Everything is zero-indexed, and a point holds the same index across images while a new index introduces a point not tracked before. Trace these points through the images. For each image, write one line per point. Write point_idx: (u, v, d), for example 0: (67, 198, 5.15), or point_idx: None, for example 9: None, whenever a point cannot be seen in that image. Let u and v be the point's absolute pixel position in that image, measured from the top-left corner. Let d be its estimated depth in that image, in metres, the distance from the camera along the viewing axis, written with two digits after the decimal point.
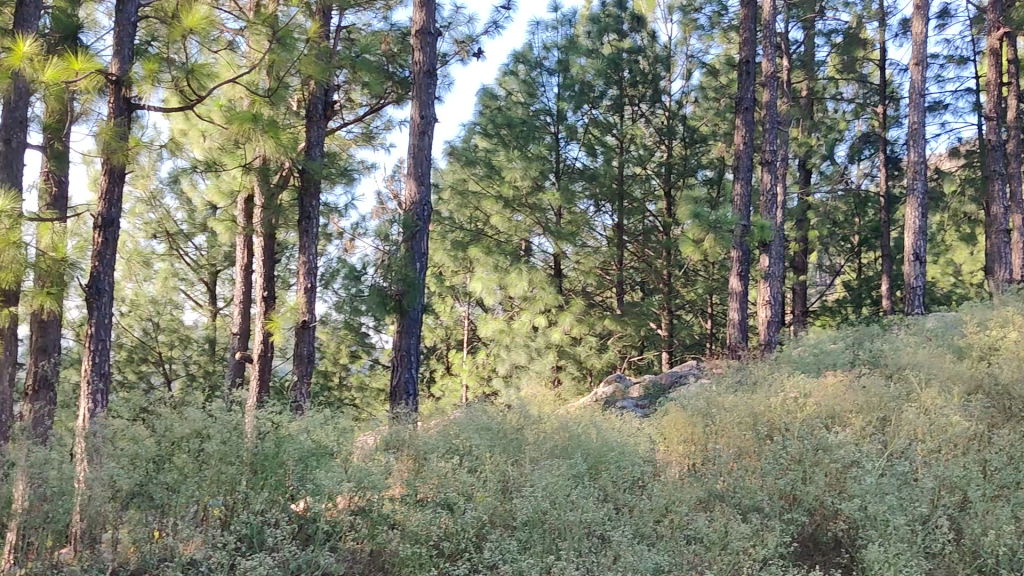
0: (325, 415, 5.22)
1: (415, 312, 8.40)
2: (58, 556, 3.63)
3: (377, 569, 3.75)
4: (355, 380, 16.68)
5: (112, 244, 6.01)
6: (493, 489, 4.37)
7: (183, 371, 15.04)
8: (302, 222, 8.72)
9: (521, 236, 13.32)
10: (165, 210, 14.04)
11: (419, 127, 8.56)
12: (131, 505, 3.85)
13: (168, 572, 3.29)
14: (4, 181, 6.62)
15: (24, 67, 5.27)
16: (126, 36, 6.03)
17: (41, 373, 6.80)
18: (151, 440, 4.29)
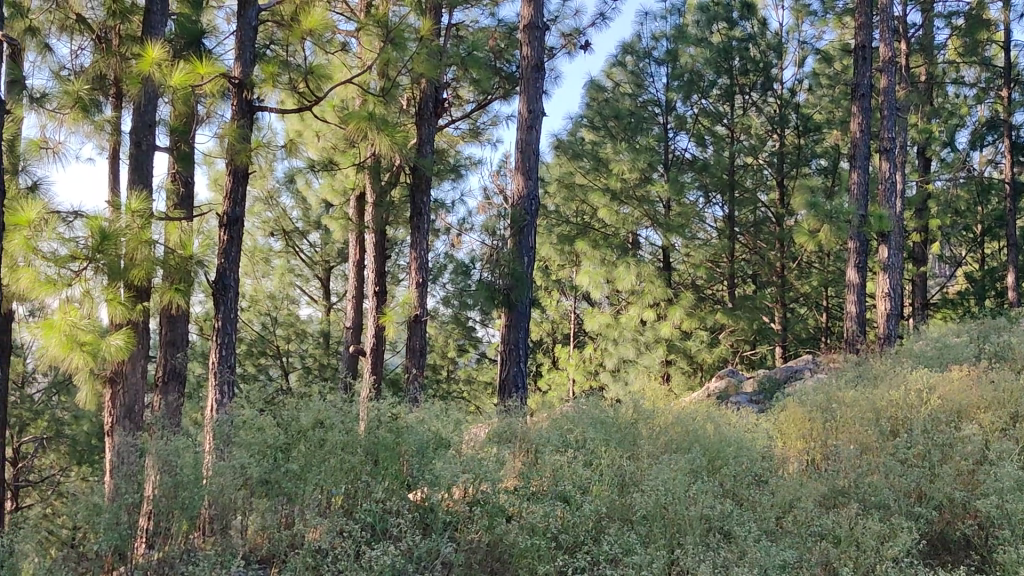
0: (440, 407, 5.32)
1: (525, 305, 8.43)
2: (191, 541, 3.78)
3: (495, 560, 3.72)
4: (463, 374, 16.73)
5: (237, 241, 6.37)
6: (611, 482, 4.36)
7: (299, 364, 15.48)
8: (414, 218, 8.84)
9: (629, 229, 13.25)
10: (282, 209, 14.35)
11: (527, 122, 8.57)
12: (260, 492, 3.99)
13: (299, 557, 3.40)
14: (136, 183, 7.04)
15: (154, 72, 5.52)
16: (247, 40, 6.33)
17: (170, 365, 7.01)
18: (277, 429, 4.44)
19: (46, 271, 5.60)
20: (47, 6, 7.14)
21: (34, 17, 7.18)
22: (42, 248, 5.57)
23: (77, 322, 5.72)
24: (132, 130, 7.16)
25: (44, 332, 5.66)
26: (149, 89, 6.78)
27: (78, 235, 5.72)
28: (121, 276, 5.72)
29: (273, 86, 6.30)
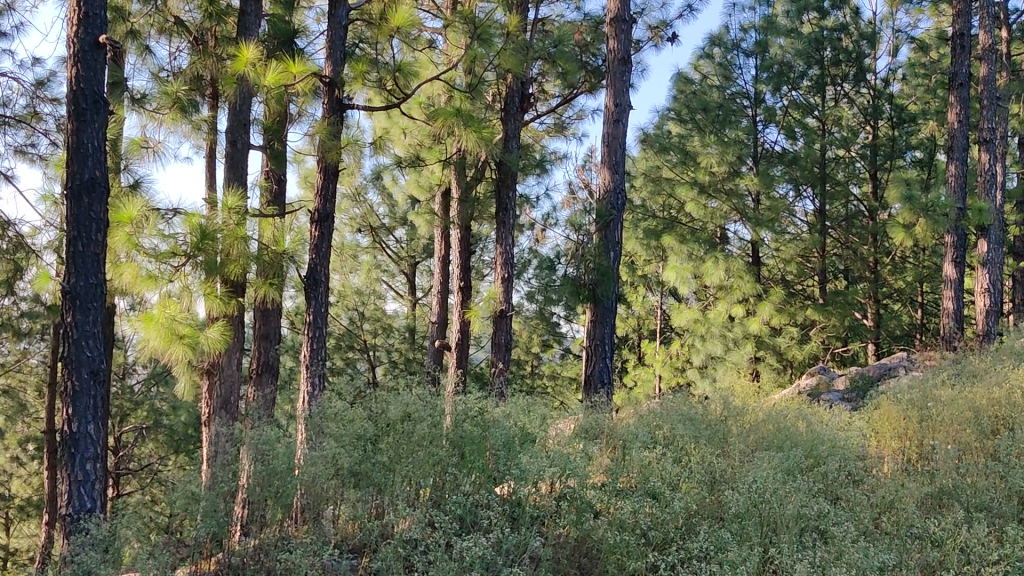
0: (526, 401, 5.34)
1: (611, 301, 8.39)
2: (286, 529, 3.86)
3: (583, 555, 3.73)
4: (547, 369, 16.75)
5: (328, 237, 6.54)
6: (702, 480, 4.32)
7: (385, 358, 15.68)
8: (499, 213, 8.87)
9: (716, 223, 13.09)
10: (368, 206, 14.49)
11: (614, 115, 8.51)
12: (351, 483, 4.07)
13: (391, 548, 3.46)
14: (230, 181, 7.21)
15: (249, 72, 5.67)
16: (338, 38, 6.45)
17: (264, 358, 7.19)
18: (367, 421, 4.51)
19: (147, 266, 5.81)
20: (145, 10, 7.41)
21: (134, 21, 7.44)
22: (143, 244, 5.77)
23: (176, 315, 5.89)
24: (227, 129, 7.33)
25: (144, 324, 5.81)
26: (244, 89, 6.96)
27: (177, 232, 5.92)
28: (217, 272, 5.92)
29: (362, 83, 6.40)
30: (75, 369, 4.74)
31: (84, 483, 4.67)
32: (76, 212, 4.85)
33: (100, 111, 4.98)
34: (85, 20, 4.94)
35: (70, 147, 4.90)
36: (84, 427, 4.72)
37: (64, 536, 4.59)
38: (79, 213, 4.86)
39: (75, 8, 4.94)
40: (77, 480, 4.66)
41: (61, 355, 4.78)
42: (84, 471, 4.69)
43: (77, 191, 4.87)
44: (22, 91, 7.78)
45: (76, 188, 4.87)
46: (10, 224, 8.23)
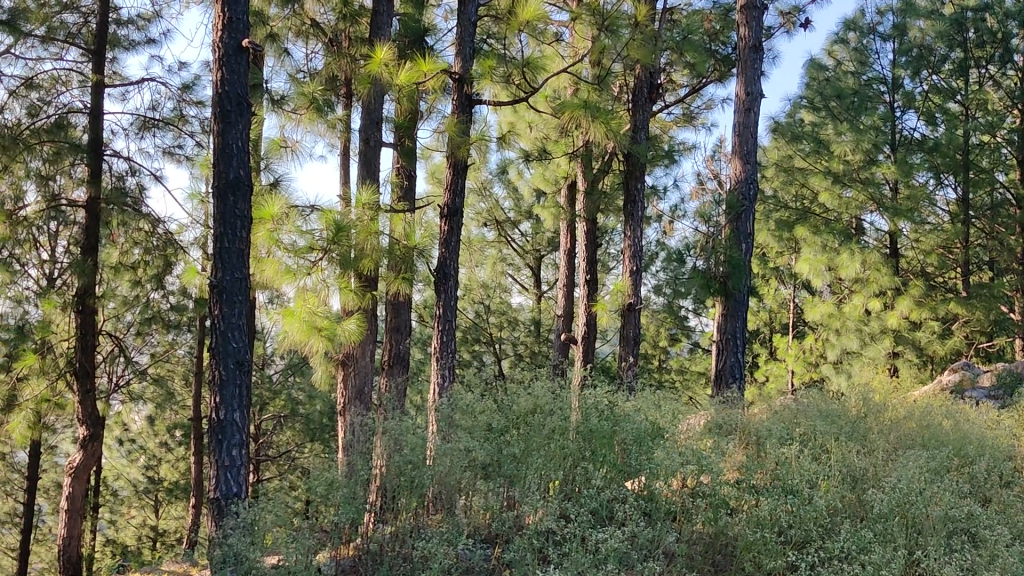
0: (657, 396, 5.31)
1: (742, 294, 8.24)
2: (421, 519, 3.94)
3: (718, 552, 3.69)
4: (675, 363, 16.55)
5: (458, 231, 6.70)
6: (842, 479, 4.20)
7: (512, 351, 15.79)
8: (627, 205, 8.81)
9: (852, 213, 12.69)
10: (494, 200, 14.77)
11: (745, 104, 8.34)
12: (484, 474, 4.12)
13: (527, 539, 3.49)
14: (363, 177, 7.39)
15: (381, 71, 5.81)
16: (468, 35, 6.60)
17: (395, 350, 7.30)
18: (498, 414, 4.57)
19: (286, 261, 6.04)
20: (282, 14, 7.65)
21: (273, 24, 7.74)
22: (283, 240, 5.99)
23: (315, 309, 6.00)
24: (361, 127, 7.52)
25: (285, 317, 5.97)
26: (378, 87, 7.15)
27: (314, 227, 6.13)
28: (352, 267, 6.16)
29: (491, 78, 6.49)
30: (222, 359, 4.96)
31: (231, 468, 4.88)
32: (222, 210, 5.07)
33: (244, 113, 5.19)
34: (230, 25, 5.15)
35: (217, 148, 5.13)
36: (231, 414, 4.93)
37: (215, 518, 4.83)
38: (226, 211, 5.08)
39: (220, 14, 5.17)
40: (223, 466, 4.88)
41: (209, 346, 5.01)
42: (231, 457, 4.90)
43: (223, 189, 5.09)
44: (170, 96, 8.20)
45: (222, 186, 5.09)
46: (160, 222, 8.72)
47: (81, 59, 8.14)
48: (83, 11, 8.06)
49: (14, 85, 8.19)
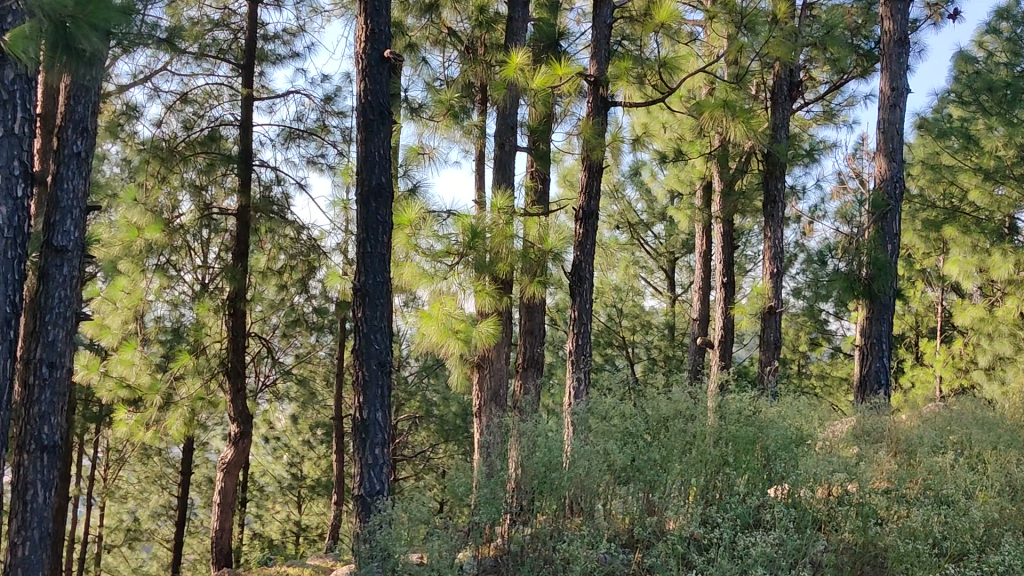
0: (803, 402, 5.19)
1: (889, 297, 7.96)
2: (562, 521, 3.98)
3: (868, 562, 3.58)
4: (815, 368, 16.11)
5: (593, 234, 6.70)
6: (1002, 490, 4.01)
7: (645, 355, 15.68)
8: (766, 206, 8.62)
9: (1005, 212, 12.12)
10: (627, 202, 14.70)
11: (890, 100, 8.05)
12: (625, 478, 4.12)
13: (668, 544, 3.46)
14: (498, 182, 7.46)
15: (517, 77, 5.88)
16: (603, 37, 6.59)
17: (530, 352, 7.33)
18: (639, 418, 4.56)
19: (423, 266, 6.17)
20: (421, 23, 7.86)
21: (411, 34, 7.94)
22: (421, 245, 6.16)
23: (452, 312, 6.16)
24: (496, 132, 7.61)
25: (423, 320, 6.15)
26: (513, 92, 7.28)
27: (450, 232, 6.28)
28: (488, 271, 6.21)
29: (627, 79, 6.50)
30: (365, 360, 5.12)
31: (374, 467, 5.02)
32: (366, 216, 5.23)
33: (386, 122, 5.34)
34: (372, 37, 5.32)
35: (361, 156, 5.30)
36: (374, 414, 5.07)
37: (359, 515, 4.96)
38: (369, 217, 5.23)
39: (363, 26, 5.34)
40: (367, 464, 5.02)
41: (353, 347, 5.17)
42: (375, 455, 5.04)
43: (366, 196, 5.26)
44: (313, 107, 8.50)
45: (365, 193, 5.26)
46: (304, 228, 9.05)
47: (231, 74, 8.53)
48: (233, 28, 8.45)
49: (170, 99, 8.66)
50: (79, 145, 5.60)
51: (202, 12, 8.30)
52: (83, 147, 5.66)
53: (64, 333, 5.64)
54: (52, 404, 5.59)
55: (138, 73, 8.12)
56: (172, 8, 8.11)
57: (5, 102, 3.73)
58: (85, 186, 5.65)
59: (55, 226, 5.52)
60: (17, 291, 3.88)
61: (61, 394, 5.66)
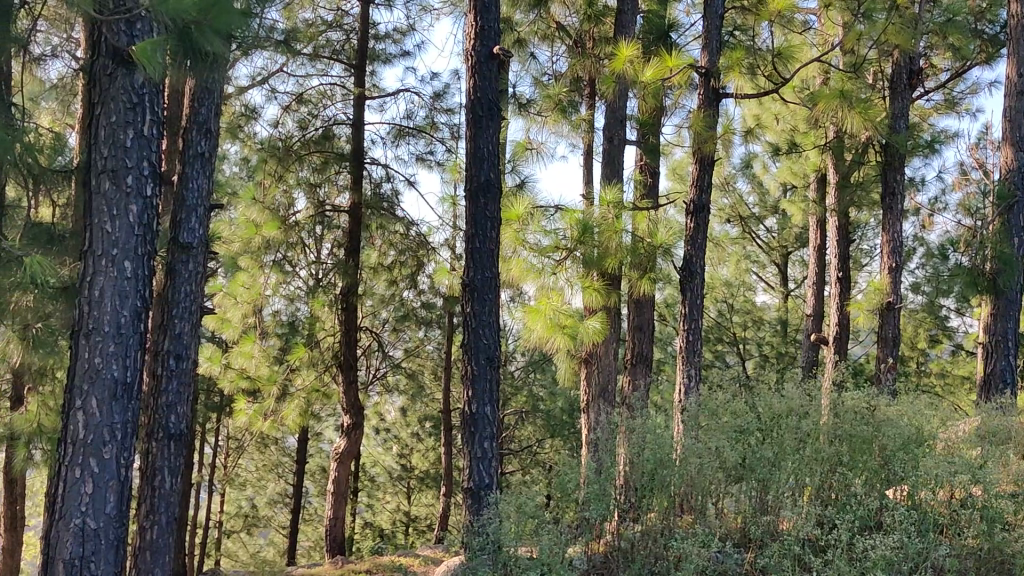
0: (923, 401, 5.03)
1: (1015, 293, 7.61)
2: (672, 519, 3.96)
3: (994, 569, 3.46)
4: (936, 366, 15.50)
5: (704, 229, 6.62)
6: None
7: (756, 351, 15.37)
8: (885, 198, 8.35)
9: None
10: (738, 195, 14.44)
11: (1017, 87, 7.68)
12: (736, 476, 4.07)
13: (782, 545, 3.42)
14: (607, 175, 7.43)
15: (626, 69, 5.88)
16: (714, 28, 6.50)
17: (638, 348, 7.27)
18: (752, 416, 4.50)
19: (531, 260, 6.28)
20: (529, 19, 7.89)
21: (519, 29, 7.98)
22: (528, 239, 6.25)
23: (558, 306, 6.10)
24: (605, 127, 7.58)
25: (530, 316, 6.09)
26: (622, 86, 7.25)
27: (558, 227, 6.30)
28: (596, 266, 6.17)
29: (739, 70, 6.35)
30: (474, 355, 5.16)
31: (483, 460, 5.04)
32: (474, 212, 5.29)
33: (495, 117, 5.37)
34: (482, 33, 5.37)
35: (470, 151, 5.36)
36: (482, 408, 5.11)
37: (470, 508, 5.01)
38: (477, 213, 5.29)
39: (473, 23, 5.40)
40: (476, 457, 5.05)
41: (462, 342, 5.23)
42: (483, 449, 5.06)
43: (475, 192, 5.31)
44: (423, 105, 8.62)
45: (474, 189, 5.31)
46: (413, 224, 9.20)
47: (343, 74, 8.73)
48: (345, 29, 8.63)
49: (286, 100, 8.91)
50: (203, 146, 5.82)
51: (316, 14, 8.51)
52: (207, 148, 5.89)
53: (190, 326, 5.87)
54: (178, 395, 5.82)
55: (256, 76, 8.38)
56: (288, 11, 8.35)
57: (135, 106, 3.90)
58: (209, 185, 5.87)
59: (181, 224, 5.76)
60: (148, 286, 4.03)
61: (186, 384, 5.89)
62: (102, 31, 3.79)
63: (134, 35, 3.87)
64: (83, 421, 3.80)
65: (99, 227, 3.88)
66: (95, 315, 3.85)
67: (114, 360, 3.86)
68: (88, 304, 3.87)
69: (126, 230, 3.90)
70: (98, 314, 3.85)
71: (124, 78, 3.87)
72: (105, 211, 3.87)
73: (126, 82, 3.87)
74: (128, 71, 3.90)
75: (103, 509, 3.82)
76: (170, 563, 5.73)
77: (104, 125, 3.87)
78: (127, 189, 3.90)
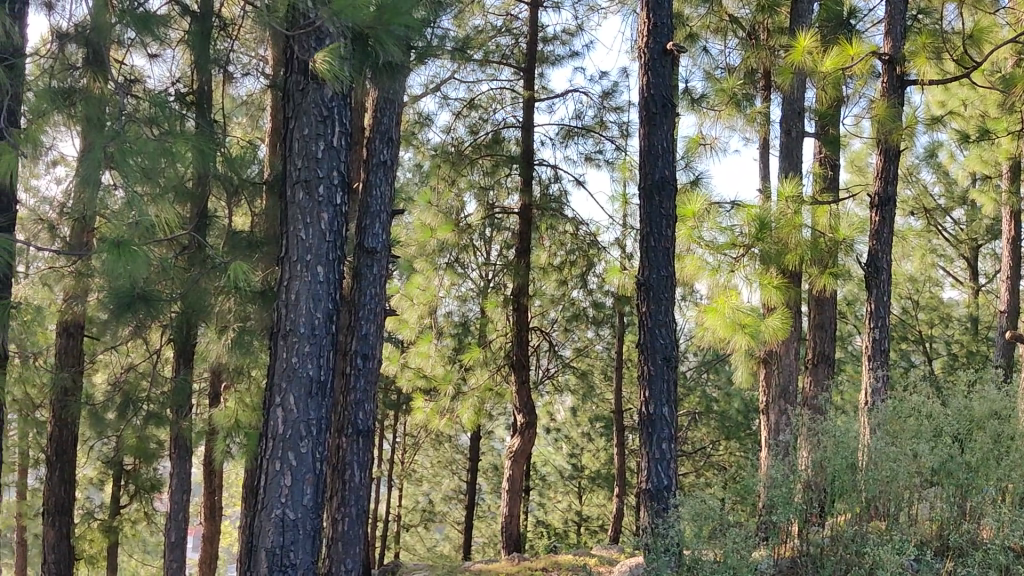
0: None
1: None
2: (865, 525, 3.83)
3: None
4: None
5: (890, 222, 6.37)
6: None
7: (945, 350, 14.63)
8: None
9: None
10: (922, 186, 13.76)
11: None
12: (933, 482, 3.92)
13: (993, 556, 3.27)
14: (784, 169, 7.23)
15: (805, 59, 5.83)
16: (899, 12, 6.24)
17: (820, 347, 7.02)
18: (947, 419, 4.31)
19: (708, 258, 6.20)
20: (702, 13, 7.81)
21: (691, 24, 7.90)
22: (704, 237, 6.23)
23: (737, 305, 5.99)
24: (781, 120, 7.37)
25: (709, 315, 6.01)
26: (799, 78, 7.04)
27: (734, 224, 6.25)
28: (776, 262, 6.01)
29: (926, 55, 6.06)
30: (650, 355, 5.12)
31: (661, 461, 4.98)
32: (649, 210, 5.27)
33: (669, 114, 5.32)
34: (654, 30, 5.34)
35: (644, 149, 5.34)
36: (660, 409, 5.05)
37: (649, 509, 4.96)
38: (653, 211, 5.26)
39: (645, 21, 5.38)
40: (654, 458, 4.99)
41: (639, 342, 5.20)
42: (661, 450, 5.00)
43: (649, 190, 5.28)
44: (592, 104, 8.64)
45: (649, 187, 5.29)
46: (583, 223, 9.24)
47: (513, 77, 8.86)
48: (514, 33, 8.76)
49: (458, 106, 9.14)
50: (385, 154, 6.05)
51: (486, 20, 8.68)
52: (388, 156, 6.11)
53: (375, 327, 6.11)
54: (366, 393, 6.06)
55: (429, 83, 8.61)
56: (459, 18, 8.56)
57: (325, 119, 4.08)
58: (391, 191, 6.09)
59: (367, 229, 6.00)
60: (338, 289, 4.20)
61: (373, 382, 6.12)
62: (294, 47, 3.99)
63: (323, 51, 4.05)
64: (282, 417, 4.02)
65: (294, 235, 4.08)
66: (292, 317, 4.06)
67: (310, 360, 4.06)
68: (285, 307, 4.08)
69: (318, 236, 4.09)
70: (295, 316, 4.06)
71: (315, 92, 4.06)
72: (299, 219, 4.07)
73: (317, 96, 4.06)
74: (318, 85, 4.09)
75: (301, 500, 4.02)
76: (361, 555, 5.96)
77: (298, 138, 4.08)
78: (319, 198, 4.09)
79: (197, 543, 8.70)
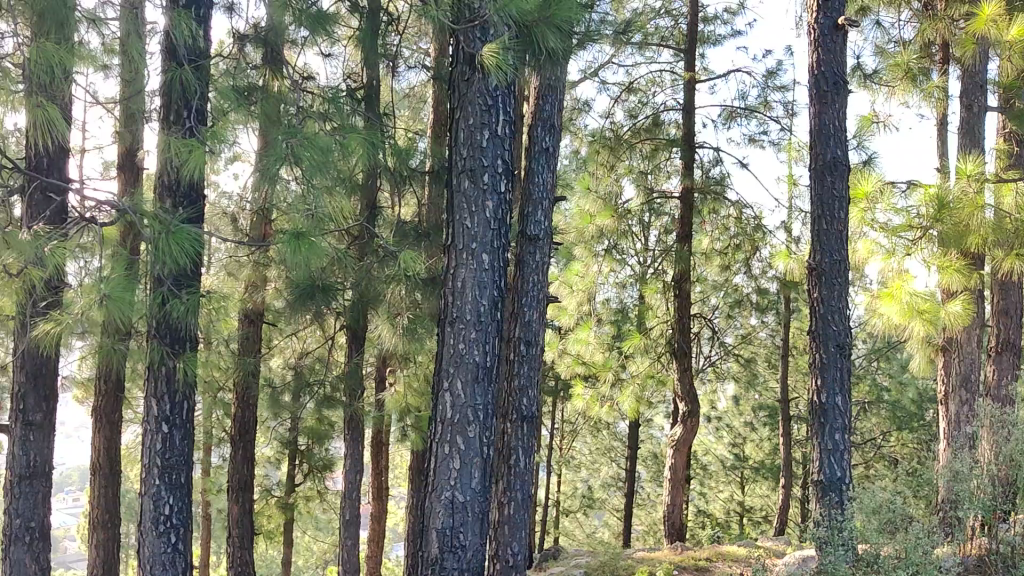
0: None
1: None
2: None
3: None
4: None
5: None
6: None
7: None
8: None
9: None
10: None
11: None
12: None
13: None
14: (964, 146, 6.85)
15: (989, 29, 5.49)
16: None
17: (1006, 334, 6.61)
18: None
19: (881, 241, 6.05)
20: None
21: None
22: (878, 218, 6.03)
23: (915, 290, 5.75)
24: (961, 93, 6.97)
25: (886, 299, 5.84)
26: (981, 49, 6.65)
27: (911, 205, 5.95)
28: (955, 245, 5.68)
29: None
30: (823, 343, 4.95)
31: (834, 452, 4.82)
32: (822, 192, 5.10)
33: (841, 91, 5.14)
34: (825, 4, 5.16)
35: (815, 129, 5.17)
36: (833, 399, 4.87)
37: (821, 501, 4.80)
38: (825, 193, 5.09)
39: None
40: (827, 450, 4.83)
41: (811, 329, 5.04)
42: (834, 441, 4.83)
43: (821, 170, 5.11)
44: (755, 84, 8.41)
45: (821, 168, 5.11)
46: (746, 207, 9.02)
47: (674, 59, 8.74)
48: (674, 14, 8.61)
49: (618, 91, 9.09)
50: (547, 141, 6.07)
51: (645, 2, 8.58)
52: (551, 143, 6.13)
53: (538, 314, 6.17)
54: (529, 378, 6.14)
55: (588, 69, 8.61)
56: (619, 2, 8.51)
57: (489, 108, 4.13)
58: (552, 178, 6.11)
59: (528, 217, 6.06)
60: (503, 276, 4.26)
61: (537, 368, 6.18)
62: (460, 39, 4.07)
63: (488, 41, 4.10)
64: (450, 402, 4.11)
65: (460, 223, 4.16)
66: (459, 304, 4.14)
67: (476, 346, 4.13)
68: (452, 294, 4.17)
69: (484, 224, 4.15)
70: (461, 303, 4.14)
71: (480, 82, 4.13)
72: (466, 208, 4.15)
73: (481, 86, 4.12)
74: (483, 76, 4.15)
75: (469, 484, 4.09)
76: (526, 539, 6.01)
77: (464, 128, 4.15)
78: (484, 186, 4.15)
79: (367, 523, 9.03)
